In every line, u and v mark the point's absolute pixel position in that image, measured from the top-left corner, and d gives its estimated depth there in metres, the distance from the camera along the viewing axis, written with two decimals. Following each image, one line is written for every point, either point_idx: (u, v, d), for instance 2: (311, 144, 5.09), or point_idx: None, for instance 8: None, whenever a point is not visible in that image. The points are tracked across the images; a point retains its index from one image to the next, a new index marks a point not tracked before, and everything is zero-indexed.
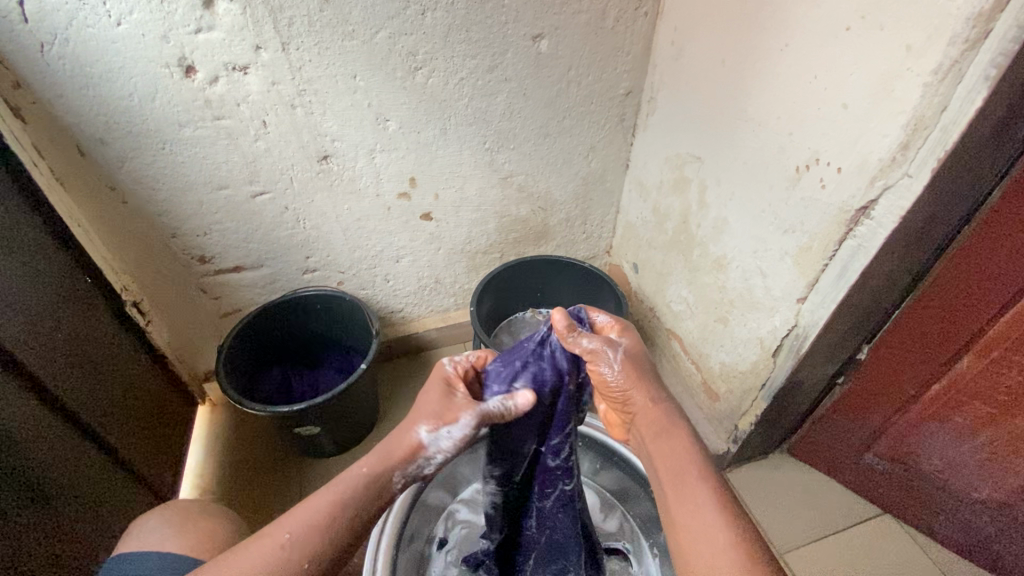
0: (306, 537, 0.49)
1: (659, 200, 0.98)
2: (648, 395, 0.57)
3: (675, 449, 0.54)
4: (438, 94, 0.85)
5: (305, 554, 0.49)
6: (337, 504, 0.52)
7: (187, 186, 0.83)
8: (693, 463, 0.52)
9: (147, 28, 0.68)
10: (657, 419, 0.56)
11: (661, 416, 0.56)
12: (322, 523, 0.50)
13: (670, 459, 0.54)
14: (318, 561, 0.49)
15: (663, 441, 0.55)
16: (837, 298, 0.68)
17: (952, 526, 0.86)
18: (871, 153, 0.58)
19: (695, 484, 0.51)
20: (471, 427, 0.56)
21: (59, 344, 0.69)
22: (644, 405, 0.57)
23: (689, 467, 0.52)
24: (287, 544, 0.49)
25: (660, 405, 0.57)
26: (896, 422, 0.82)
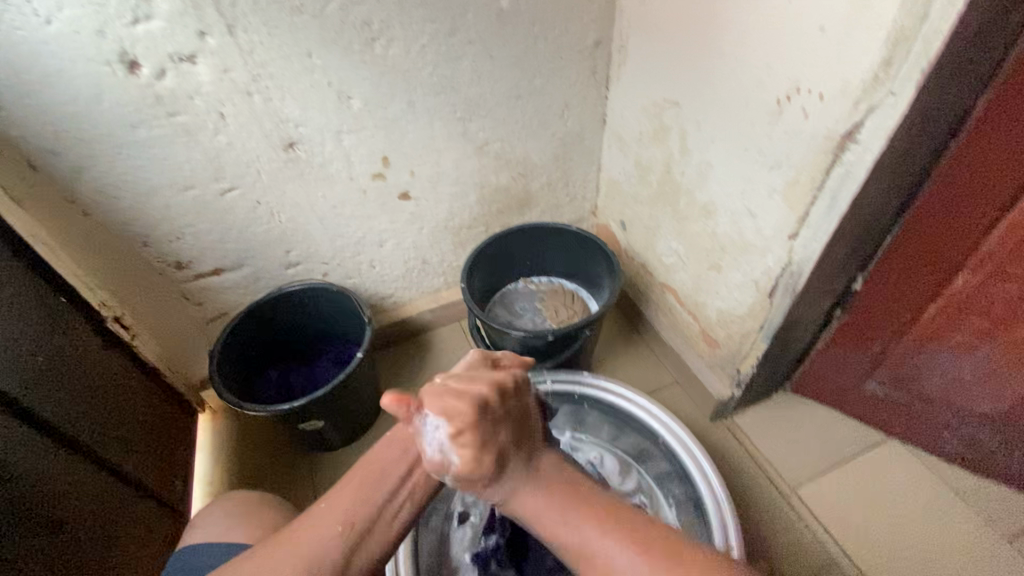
0: (337, 503, 0.46)
1: (640, 153, 0.96)
2: (539, 491, 0.48)
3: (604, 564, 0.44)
4: (400, 65, 0.81)
5: (341, 519, 0.45)
6: (373, 467, 0.49)
7: (151, 191, 0.80)
8: (619, 550, 0.44)
9: (81, 24, 0.64)
10: (558, 528, 0.46)
11: (571, 529, 0.46)
12: (355, 486, 0.48)
13: (602, 574, 0.44)
14: (353, 527, 0.45)
15: (581, 551, 0.45)
16: (829, 230, 0.67)
17: (957, 442, 0.88)
18: (853, 74, 0.56)
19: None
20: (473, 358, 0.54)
21: (39, 367, 0.66)
22: (534, 505, 0.48)
23: (614, 552, 0.44)
24: (322, 512, 0.46)
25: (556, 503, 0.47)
26: (896, 346, 0.83)
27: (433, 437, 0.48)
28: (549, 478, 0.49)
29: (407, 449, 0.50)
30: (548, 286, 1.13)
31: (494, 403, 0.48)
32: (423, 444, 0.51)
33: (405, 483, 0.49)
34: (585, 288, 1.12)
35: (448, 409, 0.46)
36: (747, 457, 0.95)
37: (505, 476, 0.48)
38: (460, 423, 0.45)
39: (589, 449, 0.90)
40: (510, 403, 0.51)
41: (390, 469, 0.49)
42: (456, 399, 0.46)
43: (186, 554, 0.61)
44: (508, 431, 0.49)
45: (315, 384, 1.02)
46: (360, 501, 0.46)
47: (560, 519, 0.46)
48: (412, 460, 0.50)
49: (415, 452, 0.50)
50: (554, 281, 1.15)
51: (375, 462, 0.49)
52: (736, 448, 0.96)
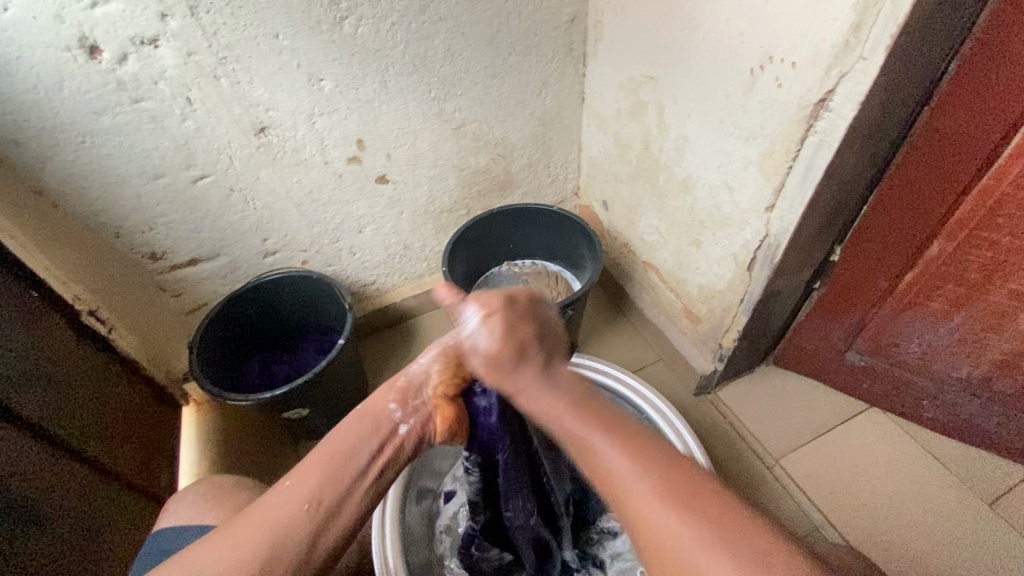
0: (305, 480, 0.47)
1: (619, 130, 0.95)
2: (557, 393, 0.51)
3: (607, 462, 0.45)
4: (371, 44, 0.79)
5: (306, 498, 0.46)
6: (343, 447, 0.50)
7: (120, 180, 0.78)
8: (609, 448, 0.46)
9: (37, 9, 0.61)
10: (564, 417, 0.49)
11: (581, 424, 0.48)
12: (322, 466, 0.48)
13: (599, 466, 0.46)
14: (321, 503, 0.46)
15: (586, 443, 0.47)
16: (804, 200, 0.67)
17: (934, 408, 0.89)
18: (823, 41, 0.56)
19: (632, 483, 0.44)
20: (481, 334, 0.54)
21: (10, 363, 0.64)
22: (555, 409, 0.50)
23: (614, 458, 0.45)
24: (287, 491, 0.46)
25: (573, 404, 0.50)
26: (874, 316, 0.84)
27: (408, 405, 0.55)
28: (573, 385, 0.52)
29: (379, 427, 0.53)
30: (532, 268, 1.13)
31: (523, 300, 0.56)
32: (397, 415, 0.54)
33: (372, 460, 0.51)
34: (569, 269, 1.12)
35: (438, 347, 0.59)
36: (731, 429, 0.96)
37: (526, 364, 0.52)
38: (499, 323, 0.54)
39: None
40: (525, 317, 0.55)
41: (360, 447, 0.50)
42: (498, 312, 0.54)
43: (169, 542, 0.61)
44: (533, 328, 0.55)
45: (298, 372, 1.01)
46: (326, 478, 0.47)
47: (570, 412, 0.49)
48: (384, 435, 0.52)
49: (387, 427, 0.53)
50: (537, 263, 1.14)
51: (342, 442, 0.50)
52: (720, 422, 0.97)
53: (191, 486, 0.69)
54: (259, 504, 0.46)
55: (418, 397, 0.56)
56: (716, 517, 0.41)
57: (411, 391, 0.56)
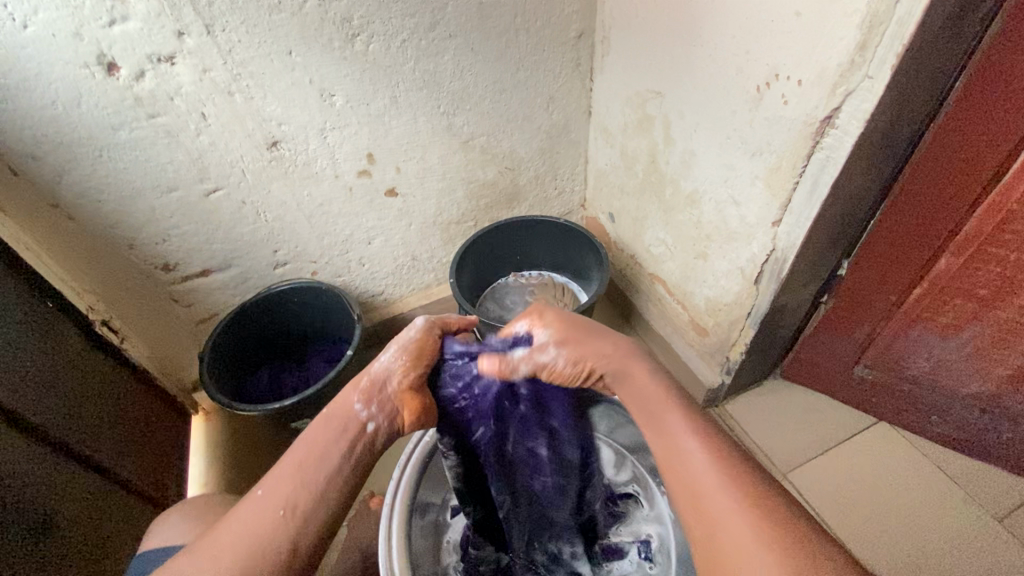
0: (278, 490, 0.51)
1: (625, 143, 0.96)
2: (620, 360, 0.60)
3: (685, 448, 0.51)
4: (381, 60, 0.81)
5: (280, 505, 0.50)
6: (312, 452, 0.53)
7: (135, 193, 0.79)
8: (689, 435, 0.52)
9: (57, 27, 0.63)
10: (646, 388, 0.57)
11: (670, 411, 0.54)
12: (292, 474, 0.52)
13: (665, 437, 0.53)
14: (294, 510, 0.50)
15: (660, 415, 0.54)
16: (811, 215, 0.67)
17: (945, 423, 0.88)
18: (829, 59, 0.57)
19: (690, 459, 0.50)
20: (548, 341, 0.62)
21: (25, 373, 0.65)
22: (640, 380, 0.58)
23: (695, 450, 0.50)
24: (259, 500, 0.51)
25: (662, 394, 0.56)
26: (883, 330, 0.84)
27: (374, 403, 0.57)
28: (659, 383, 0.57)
29: (348, 427, 0.56)
30: (539, 280, 1.14)
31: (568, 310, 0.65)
32: (362, 414, 0.57)
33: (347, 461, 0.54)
34: (575, 280, 1.12)
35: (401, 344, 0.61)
36: (740, 443, 0.96)
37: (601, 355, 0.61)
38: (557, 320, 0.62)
39: None
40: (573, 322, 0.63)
41: (331, 451, 0.54)
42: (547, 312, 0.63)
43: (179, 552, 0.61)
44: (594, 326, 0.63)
45: (307, 382, 1.02)
46: (298, 488, 0.51)
47: (649, 384, 0.57)
48: (353, 435, 0.55)
49: (355, 427, 0.56)
50: (544, 275, 1.15)
51: (313, 447, 0.54)
52: (727, 435, 0.97)
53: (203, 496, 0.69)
54: (234, 512, 0.50)
55: (383, 393, 0.58)
56: (772, 522, 0.45)
57: (375, 389, 0.57)
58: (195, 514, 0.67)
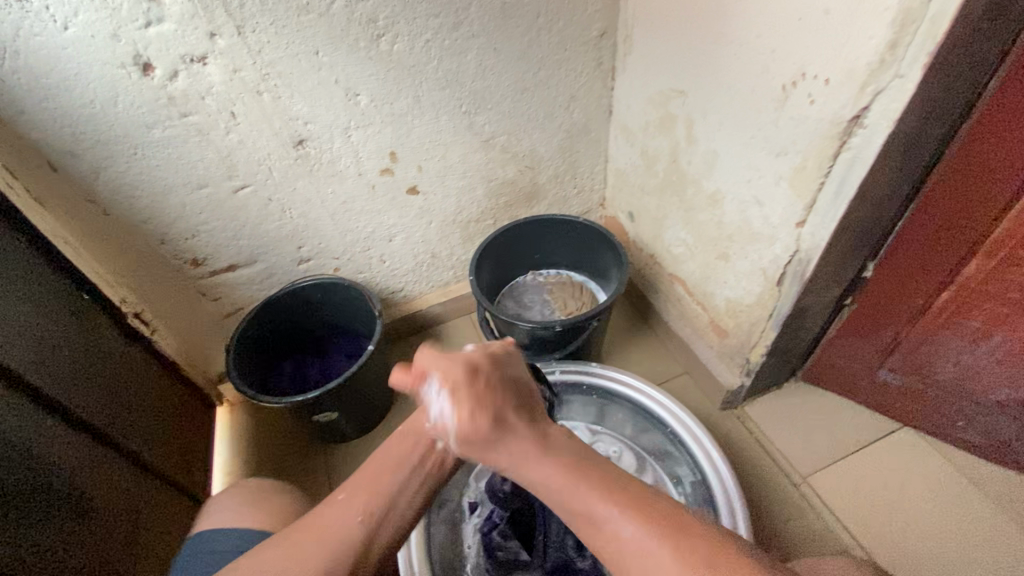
0: (354, 497, 0.50)
1: (646, 143, 0.95)
2: (539, 454, 0.46)
3: (604, 522, 0.42)
4: (405, 60, 0.82)
5: (363, 510, 0.49)
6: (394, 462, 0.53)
7: (167, 190, 0.82)
8: (606, 503, 0.43)
9: (96, 28, 0.65)
10: (555, 487, 0.45)
11: (578, 484, 0.44)
12: (368, 481, 0.51)
13: (611, 547, 0.42)
14: (375, 515, 0.49)
15: (585, 512, 0.43)
16: (837, 216, 0.66)
17: (973, 430, 0.86)
18: (858, 58, 0.56)
19: (603, 516, 0.42)
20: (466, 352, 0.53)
21: (65, 362, 0.68)
22: (542, 475, 0.45)
23: (614, 520, 0.42)
24: (340, 505, 0.49)
25: (563, 464, 0.45)
26: (908, 334, 0.82)
27: (445, 431, 0.54)
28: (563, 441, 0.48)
29: (422, 444, 0.54)
30: (557, 278, 1.14)
31: (486, 368, 0.51)
32: (437, 442, 0.54)
33: (418, 473, 0.53)
34: (594, 279, 1.12)
35: (445, 374, 0.50)
36: (758, 446, 0.95)
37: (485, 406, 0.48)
38: (458, 394, 0.49)
39: (609, 443, 0.90)
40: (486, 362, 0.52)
41: (406, 459, 0.53)
42: (462, 376, 0.49)
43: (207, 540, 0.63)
44: (511, 401, 0.50)
45: (329, 376, 1.04)
46: (373, 493, 0.50)
47: (562, 482, 0.44)
48: (423, 455, 0.53)
49: (426, 446, 0.54)
50: (562, 273, 1.15)
51: (390, 455, 0.53)
52: (745, 436, 0.96)
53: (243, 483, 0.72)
54: (314, 518, 0.49)
55: None
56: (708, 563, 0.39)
57: (447, 418, 0.55)
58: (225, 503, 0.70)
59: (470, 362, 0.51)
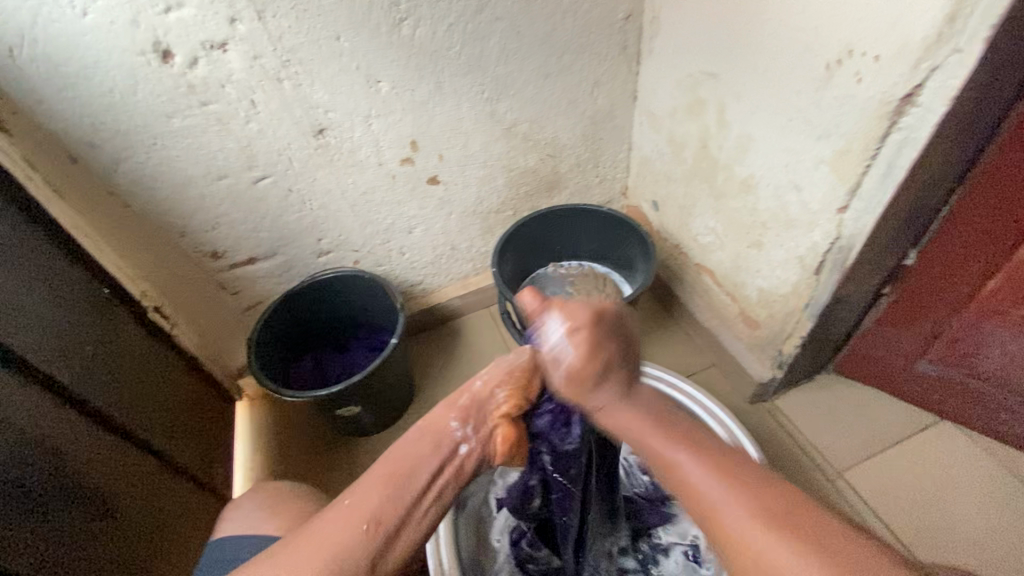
0: (365, 499, 0.45)
1: (674, 128, 0.93)
2: (633, 413, 0.51)
3: (688, 474, 0.46)
4: (428, 45, 0.79)
5: (367, 518, 0.44)
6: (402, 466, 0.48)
7: (186, 181, 0.80)
8: (688, 461, 0.46)
9: (115, 14, 0.64)
10: (642, 436, 0.50)
11: (658, 434, 0.49)
12: (381, 484, 0.46)
13: (693, 495, 0.45)
14: (379, 526, 0.44)
15: (669, 464, 0.47)
16: (883, 201, 0.63)
17: (1016, 424, 0.83)
18: (914, 32, 0.53)
19: (691, 467, 0.46)
20: (569, 319, 0.51)
21: (87, 356, 0.67)
22: (629, 424, 0.51)
23: (705, 478, 0.45)
24: (346, 510, 0.45)
25: (648, 416, 0.51)
26: (951, 325, 0.79)
27: (472, 422, 0.53)
28: (652, 402, 0.52)
29: (440, 442, 0.51)
30: (579, 270, 1.12)
31: (608, 319, 0.52)
32: (458, 434, 0.52)
33: (432, 483, 0.48)
34: (617, 271, 1.10)
35: (570, 315, 0.51)
36: (790, 440, 0.92)
37: (608, 381, 0.51)
38: (586, 334, 0.50)
39: None
40: (616, 322, 0.53)
41: (418, 466, 0.48)
42: (591, 325, 0.50)
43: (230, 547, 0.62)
44: (615, 386, 0.52)
45: (350, 371, 1.03)
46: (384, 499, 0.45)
47: (653, 434, 0.49)
48: (446, 455, 0.50)
49: (448, 446, 0.51)
50: (584, 265, 1.13)
51: (401, 459, 0.49)
52: (777, 431, 0.94)
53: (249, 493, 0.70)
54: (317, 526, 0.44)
55: (480, 414, 0.54)
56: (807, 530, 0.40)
57: (474, 409, 0.53)
58: (255, 502, 0.69)
59: (597, 308, 0.52)
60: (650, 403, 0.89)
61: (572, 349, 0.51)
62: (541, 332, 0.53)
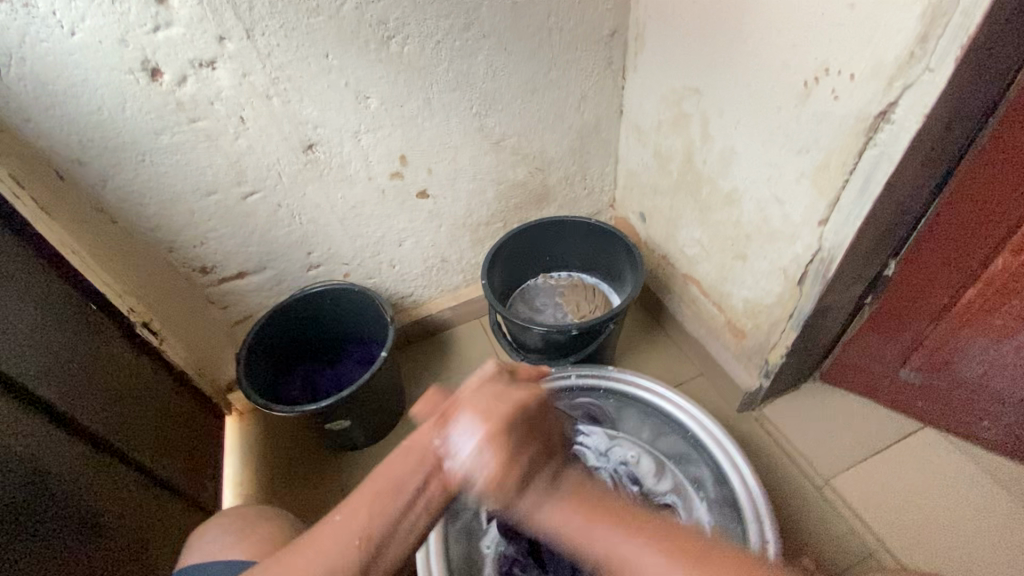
0: (353, 517, 0.44)
1: (659, 142, 0.94)
2: (565, 506, 0.44)
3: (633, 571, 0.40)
4: (416, 62, 0.81)
5: (359, 534, 0.44)
6: (385, 482, 0.45)
7: (175, 197, 0.81)
8: (630, 544, 0.41)
9: (104, 33, 0.64)
10: (590, 541, 0.42)
11: (597, 531, 0.42)
12: (370, 501, 0.45)
13: None
14: (371, 540, 0.44)
15: (608, 558, 0.41)
16: (861, 215, 0.65)
17: (997, 429, 0.85)
18: (886, 52, 0.55)
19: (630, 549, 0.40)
20: (477, 432, 0.45)
21: (74, 373, 0.66)
22: (566, 524, 0.43)
23: (643, 557, 0.40)
24: (338, 527, 0.44)
25: (582, 502, 0.44)
26: (931, 333, 0.81)
27: (456, 435, 0.48)
28: (578, 487, 0.45)
29: (424, 457, 0.46)
30: (568, 281, 1.13)
31: (532, 409, 0.47)
32: (442, 448, 0.46)
33: (419, 496, 0.46)
34: (606, 281, 1.11)
35: (484, 413, 0.46)
36: (778, 449, 0.93)
37: (537, 481, 0.45)
38: (497, 440, 0.45)
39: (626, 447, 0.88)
40: (540, 412, 0.48)
41: (404, 483, 0.45)
42: (507, 413, 0.46)
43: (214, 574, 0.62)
44: (539, 451, 0.46)
45: (339, 385, 1.03)
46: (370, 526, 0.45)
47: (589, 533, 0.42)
48: (429, 469, 0.46)
49: (433, 459, 0.46)
50: (573, 276, 1.14)
51: (389, 475, 0.46)
52: (766, 440, 0.95)
53: (224, 515, 0.70)
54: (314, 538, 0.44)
55: (466, 428, 0.49)
56: None
57: (459, 425, 0.49)
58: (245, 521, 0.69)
59: (511, 410, 0.46)
60: (640, 411, 0.90)
61: (490, 456, 0.44)
62: (447, 448, 0.46)
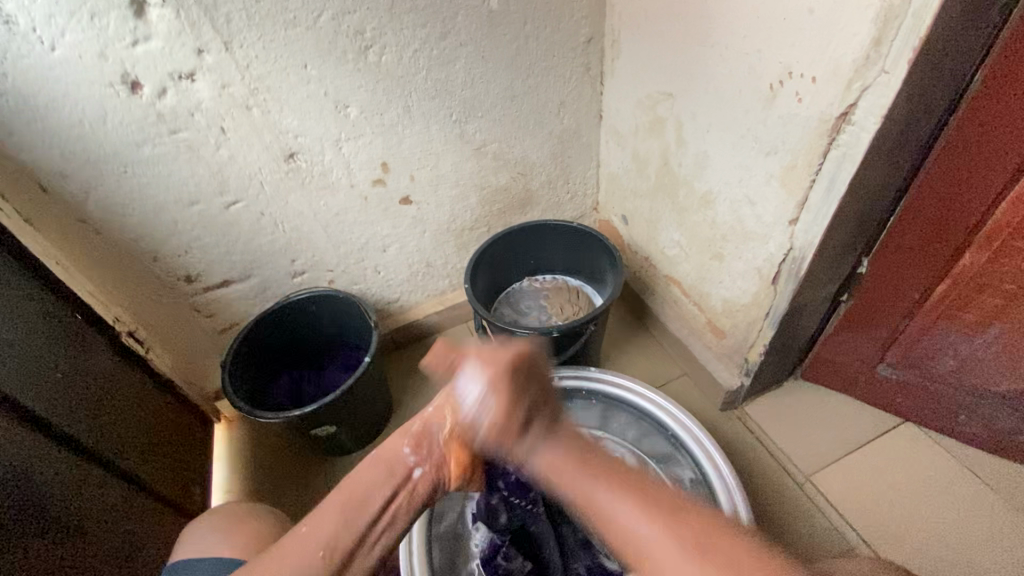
0: (319, 526, 0.46)
1: (637, 145, 0.96)
2: (556, 450, 0.45)
3: (610, 517, 0.40)
4: (395, 71, 0.82)
5: (323, 545, 0.45)
6: (355, 491, 0.48)
7: (158, 207, 0.82)
8: (614, 498, 0.40)
9: (83, 48, 0.66)
10: (570, 485, 0.42)
11: (582, 475, 0.42)
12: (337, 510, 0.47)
13: (609, 527, 0.40)
14: (337, 552, 0.45)
15: (589, 503, 0.41)
16: (828, 213, 0.66)
17: (974, 423, 0.86)
18: (843, 56, 0.56)
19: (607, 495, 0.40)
20: (484, 383, 0.48)
21: (59, 381, 0.67)
22: (554, 470, 0.44)
23: (622, 508, 0.40)
24: (304, 537, 0.45)
25: (568, 453, 0.44)
26: (906, 328, 0.82)
27: (423, 449, 0.51)
28: (568, 437, 0.46)
29: (393, 469, 0.49)
30: (552, 284, 1.14)
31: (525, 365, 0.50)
32: (410, 459, 0.50)
33: (385, 510, 0.48)
34: (589, 283, 1.12)
35: (486, 369, 0.49)
36: (762, 448, 0.94)
37: (530, 430, 0.46)
38: (502, 386, 0.48)
39: (613, 445, 0.90)
40: (536, 372, 0.50)
41: (371, 494, 0.48)
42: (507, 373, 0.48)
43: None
44: (534, 393, 0.49)
45: (325, 390, 1.03)
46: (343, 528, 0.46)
47: (574, 473, 0.43)
48: (397, 482, 0.49)
49: (401, 473, 0.49)
50: (558, 279, 1.15)
51: (358, 483, 0.48)
52: (749, 439, 0.95)
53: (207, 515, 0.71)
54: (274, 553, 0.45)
55: (432, 439, 0.51)
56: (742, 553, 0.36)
57: (425, 435, 0.51)
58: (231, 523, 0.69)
59: (512, 359, 0.49)
60: (629, 413, 0.91)
61: (491, 405, 0.48)
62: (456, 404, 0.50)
